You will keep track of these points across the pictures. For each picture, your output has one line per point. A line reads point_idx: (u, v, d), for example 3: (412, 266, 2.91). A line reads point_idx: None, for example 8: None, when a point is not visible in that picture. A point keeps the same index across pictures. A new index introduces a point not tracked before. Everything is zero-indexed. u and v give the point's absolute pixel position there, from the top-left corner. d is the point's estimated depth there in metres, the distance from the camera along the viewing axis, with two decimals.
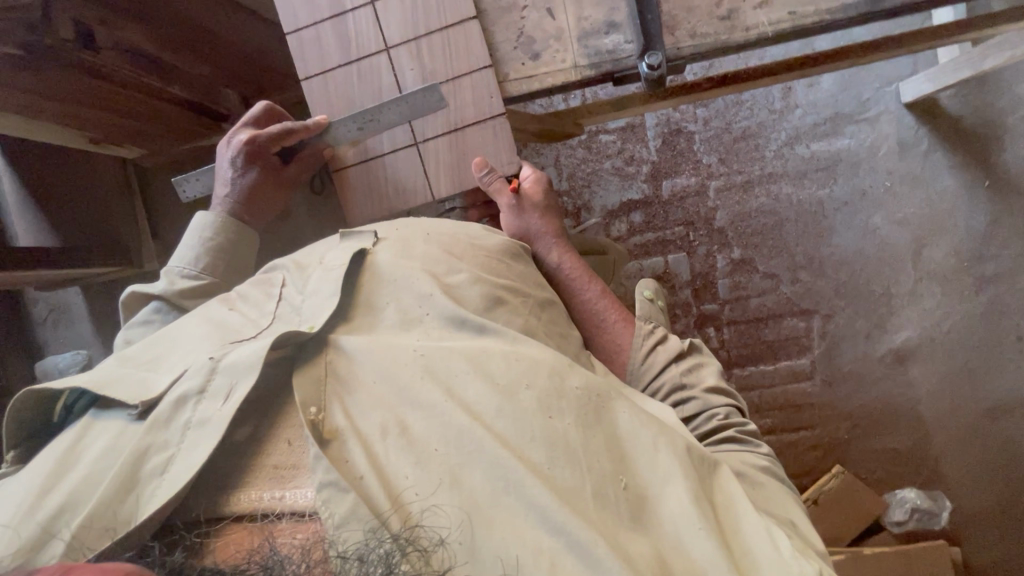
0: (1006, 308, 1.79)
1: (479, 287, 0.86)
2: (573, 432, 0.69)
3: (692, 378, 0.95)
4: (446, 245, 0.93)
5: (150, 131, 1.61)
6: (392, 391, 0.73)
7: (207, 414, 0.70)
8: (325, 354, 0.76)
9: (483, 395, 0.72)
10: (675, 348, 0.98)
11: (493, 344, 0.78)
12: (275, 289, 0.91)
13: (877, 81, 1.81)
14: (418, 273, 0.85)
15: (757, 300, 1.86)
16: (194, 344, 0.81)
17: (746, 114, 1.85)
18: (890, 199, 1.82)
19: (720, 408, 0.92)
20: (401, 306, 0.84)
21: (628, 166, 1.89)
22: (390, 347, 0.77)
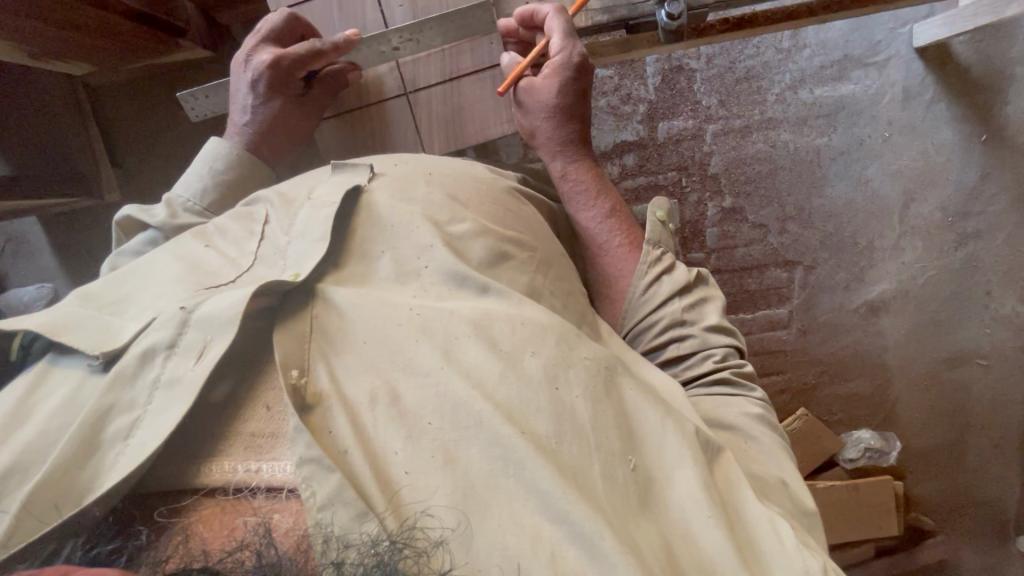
0: (981, 263, 1.83)
1: (478, 238, 0.79)
2: (580, 408, 0.66)
3: (693, 315, 0.87)
4: (449, 188, 0.85)
5: (102, 45, 1.42)
6: (383, 348, 0.68)
7: (177, 373, 0.65)
8: (309, 307, 0.71)
9: (484, 361, 0.67)
10: (683, 279, 0.89)
11: (494, 307, 0.73)
12: (257, 227, 0.83)
13: (892, 21, 1.71)
14: (419, 220, 0.79)
15: (744, 250, 1.85)
16: (164, 287, 0.74)
17: (751, 53, 1.75)
18: (887, 149, 1.78)
19: (718, 349, 0.85)
20: (396, 253, 0.77)
21: (624, 105, 1.79)
22: (387, 305, 0.71)
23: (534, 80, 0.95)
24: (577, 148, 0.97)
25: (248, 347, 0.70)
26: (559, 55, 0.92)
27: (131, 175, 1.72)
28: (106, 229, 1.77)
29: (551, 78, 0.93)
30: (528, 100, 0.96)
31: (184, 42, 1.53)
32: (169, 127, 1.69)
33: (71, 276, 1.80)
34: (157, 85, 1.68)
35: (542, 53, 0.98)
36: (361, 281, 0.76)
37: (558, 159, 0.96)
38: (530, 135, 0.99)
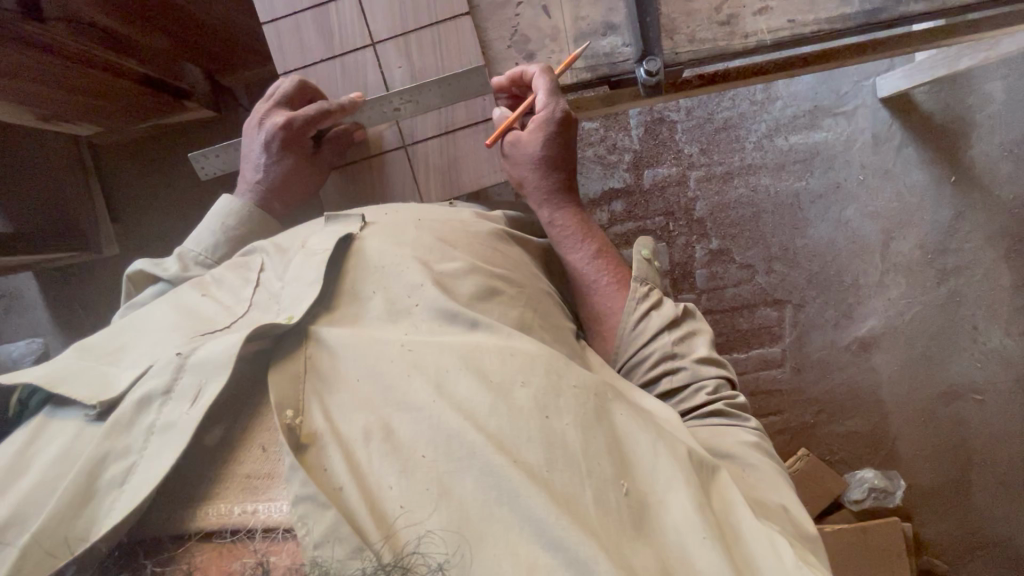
0: (964, 299, 1.88)
1: (465, 275, 0.80)
2: (570, 433, 0.65)
3: (683, 348, 0.88)
4: (439, 232, 0.86)
5: (109, 109, 1.48)
6: (377, 380, 0.68)
7: (172, 417, 0.64)
8: (302, 349, 0.71)
9: (476, 392, 0.67)
10: (669, 315, 0.90)
11: (485, 340, 0.73)
12: (252, 275, 0.85)
13: (856, 75, 1.84)
14: (409, 262, 0.80)
15: (733, 290, 1.90)
16: (160, 336, 0.74)
17: (727, 105, 1.86)
18: (863, 193, 1.87)
19: (711, 380, 0.86)
20: (388, 292, 0.78)
21: (610, 155, 1.88)
22: (378, 343, 0.72)
23: (521, 133, 1.00)
24: (565, 194, 1.01)
25: (242, 391, 0.70)
26: (542, 110, 0.96)
27: (130, 230, 1.76)
28: (102, 284, 1.78)
29: (536, 133, 0.98)
30: (516, 152, 1.01)
31: (190, 105, 1.59)
32: (171, 184, 1.75)
33: (65, 331, 1.79)
34: (160, 144, 1.75)
35: (528, 107, 1.03)
36: (354, 321, 0.76)
37: (546, 206, 1.00)
38: (521, 182, 1.04)
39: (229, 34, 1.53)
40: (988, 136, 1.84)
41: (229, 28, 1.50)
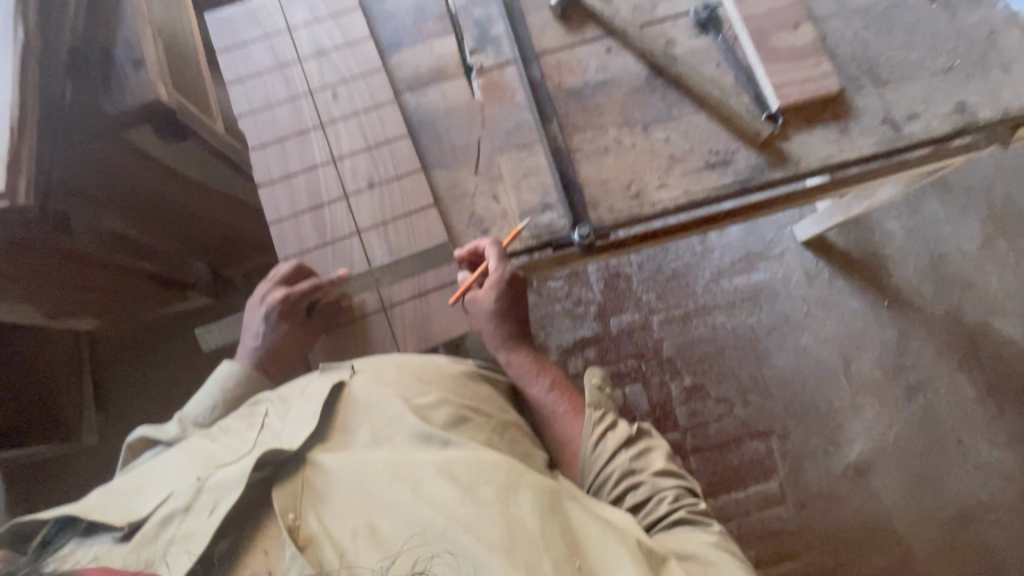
0: (939, 413, 1.94)
1: (447, 405, 0.77)
2: (529, 519, 0.66)
3: (641, 463, 0.80)
4: (416, 369, 0.80)
5: (108, 299, 1.60)
6: (367, 488, 0.68)
7: (190, 530, 0.66)
8: (299, 473, 0.70)
9: (440, 488, 0.67)
10: (623, 432, 0.82)
11: (455, 455, 0.71)
12: (258, 419, 0.77)
13: (775, 225, 2.14)
14: (390, 397, 0.76)
15: (716, 426, 1.94)
16: (178, 467, 0.73)
17: (672, 257, 2.12)
18: (811, 322, 2.04)
19: (669, 490, 0.77)
20: (374, 425, 0.75)
21: (577, 308, 2.06)
22: (362, 461, 0.71)
23: None
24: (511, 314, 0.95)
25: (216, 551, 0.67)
26: None
27: (120, 418, 1.80)
28: (81, 476, 1.75)
29: None
30: None
31: (191, 294, 1.75)
32: (167, 370, 1.84)
33: None
34: (157, 333, 1.88)
35: None
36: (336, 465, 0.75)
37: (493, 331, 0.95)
38: None
39: (235, 231, 1.71)
40: (905, 264, 2.08)
41: (236, 227, 1.69)
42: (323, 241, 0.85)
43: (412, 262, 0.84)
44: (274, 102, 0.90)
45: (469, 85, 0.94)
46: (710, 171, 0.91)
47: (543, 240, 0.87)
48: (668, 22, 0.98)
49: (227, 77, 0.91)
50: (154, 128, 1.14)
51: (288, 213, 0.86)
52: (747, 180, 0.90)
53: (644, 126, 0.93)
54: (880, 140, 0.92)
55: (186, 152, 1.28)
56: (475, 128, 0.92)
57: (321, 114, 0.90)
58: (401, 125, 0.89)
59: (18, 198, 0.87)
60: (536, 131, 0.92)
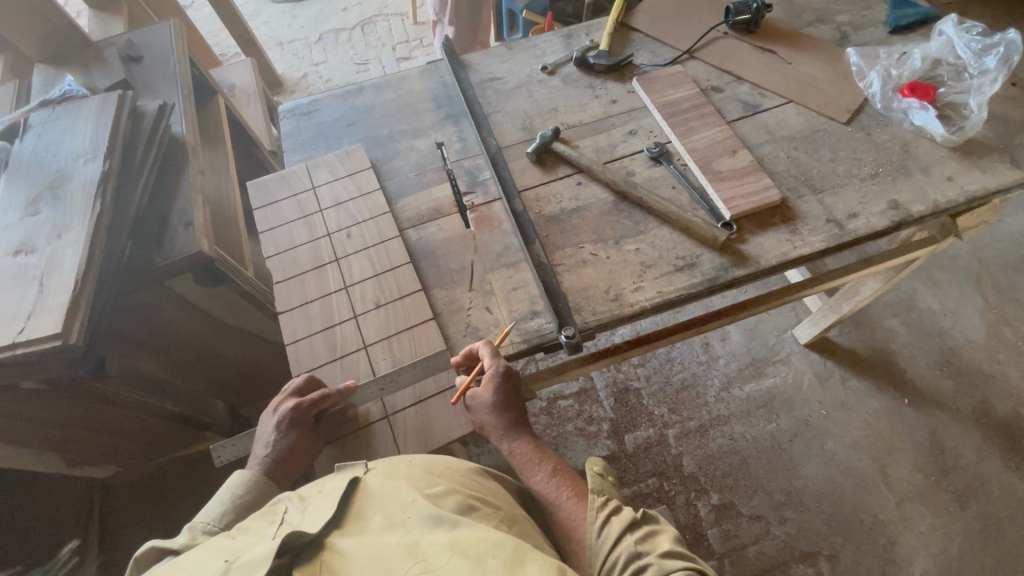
0: (1000, 520, 1.77)
1: (455, 495, 0.78)
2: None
3: (647, 546, 0.72)
4: (426, 466, 0.83)
5: (128, 445, 1.66)
6: (377, 566, 0.65)
7: None
8: (318, 559, 0.68)
9: (449, 562, 0.63)
10: (627, 514, 0.76)
11: (466, 533, 0.69)
12: (276, 515, 0.76)
13: (775, 330, 2.19)
14: (404, 487, 0.78)
15: (755, 549, 1.78)
16: (199, 558, 0.69)
17: (679, 368, 2.15)
18: (833, 425, 1.97)
19: (676, 568, 0.68)
20: (387, 513, 0.74)
21: (589, 426, 2.05)
22: (373, 544, 0.69)
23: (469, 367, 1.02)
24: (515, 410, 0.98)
25: None
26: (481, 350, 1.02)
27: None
28: None
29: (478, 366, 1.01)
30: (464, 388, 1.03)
31: (208, 433, 1.80)
32: (180, 519, 1.81)
33: None
34: (173, 480, 1.89)
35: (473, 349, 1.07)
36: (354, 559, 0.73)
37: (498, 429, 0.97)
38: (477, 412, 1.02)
39: (256, 368, 1.79)
40: (916, 359, 2.07)
41: (257, 365, 1.78)
42: (333, 357, 0.94)
43: (413, 370, 0.91)
44: (297, 244, 1.06)
45: (462, 219, 1.10)
46: (680, 274, 1.01)
47: (532, 343, 0.95)
48: (626, 158, 1.17)
49: (260, 227, 1.09)
50: (194, 275, 1.31)
51: (304, 334, 0.97)
52: (715, 278, 1.00)
53: (616, 240, 1.06)
54: (829, 236, 1.03)
55: (212, 293, 1.43)
56: (468, 253, 1.06)
57: (336, 250, 1.05)
58: (404, 253, 1.04)
59: (69, 337, 0.98)
60: (521, 251, 1.05)
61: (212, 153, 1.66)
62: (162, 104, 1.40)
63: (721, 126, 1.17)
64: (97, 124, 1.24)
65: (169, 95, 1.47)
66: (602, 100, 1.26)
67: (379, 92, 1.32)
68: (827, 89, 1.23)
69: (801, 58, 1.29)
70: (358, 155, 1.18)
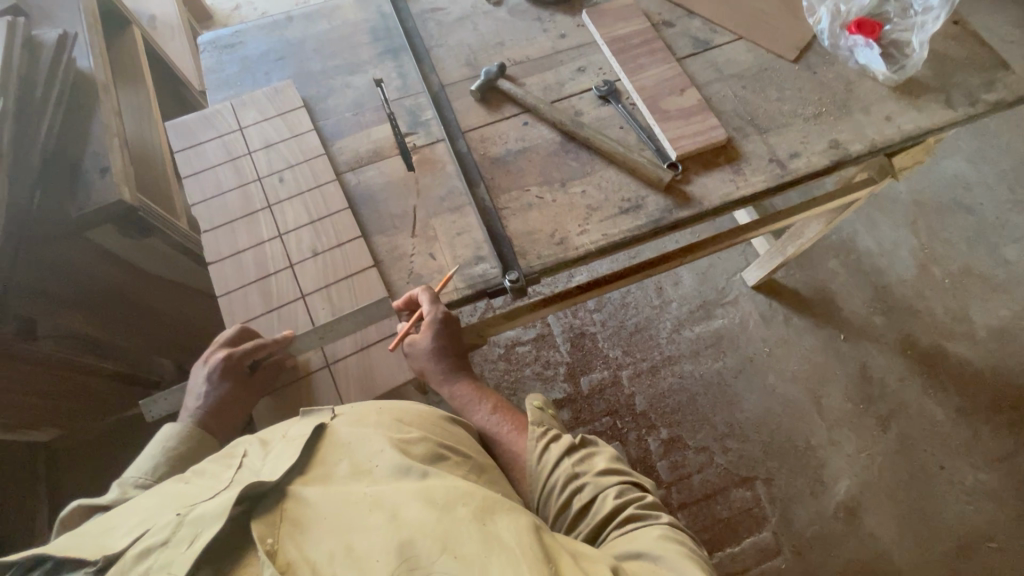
0: (915, 440, 1.95)
1: (426, 442, 0.78)
2: (507, 534, 0.63)
3: (585, 467, 0.75)
4: (396, 413, 0.83)
5: (72, 406, 1.56)
6: (346, 515, 0.66)
7: (170, 558, 0.61)
8: (281, 507, 0.67)
9: (418, 509, 0.65)
10: (565, 440, 0.78)
11: (435, 481, 0.70)
12: (236, 459, 0.76)
13: (725, 273, 2.26)
14: (373, 433, 0.77)
15: (700, 477, 1.91)
16: (154, 505, 0.69)
17: (633, 312, 2.20)
18: (775, 361, 2.09)
19: (613, 486, 0.73)
20: (355, 459, 0.74)
21: (546, 370, 2.10)
22: (342, 493, 0.69)
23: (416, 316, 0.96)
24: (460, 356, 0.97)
25: None
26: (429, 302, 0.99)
27: None
28: None
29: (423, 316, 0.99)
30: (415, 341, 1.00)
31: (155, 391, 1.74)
32: None
33: None
34: (122, 438, 1.84)
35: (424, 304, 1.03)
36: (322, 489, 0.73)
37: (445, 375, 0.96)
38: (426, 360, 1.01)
39: (199, 324, 1.71)
40: (852, 297, 2.19)
41: (200, 319, 1.70)
42: (268, 308, 0.90)
43: (354, 318, 0.88)
44: (225, 190, 0.99)
45: (403, 161, 1.05)
46: (625, 216, 1.01)
47: (477, 288, 0.94)
48: (574, 97, 1.13)
49: (183, 171, 1.01)
50: (118, 228, 1.23)
51: (237, 285, 0.92)
52: (659, 220, 1.00)
53: (563, 183, 1.04)
54: (771, 177, 1.05)
55: (141, 246, 1.34)
56: (411, 198, 1.02)
57: (268, 196, 0.99)
58: (342, 199, 0.99)
59: None
60: (465, 195, 1.02)
61: (132, 92, 1.52)
62: (62, 33, 1.24)
63: (671, 62, 1.14)
64: None
65: (71, 25, 1.31)
66: (551, 34, 1.20)
67: (310, 23, 1.22)
68: (778, 26, 1.21)
69: None
70: (289, 93, 1.09)
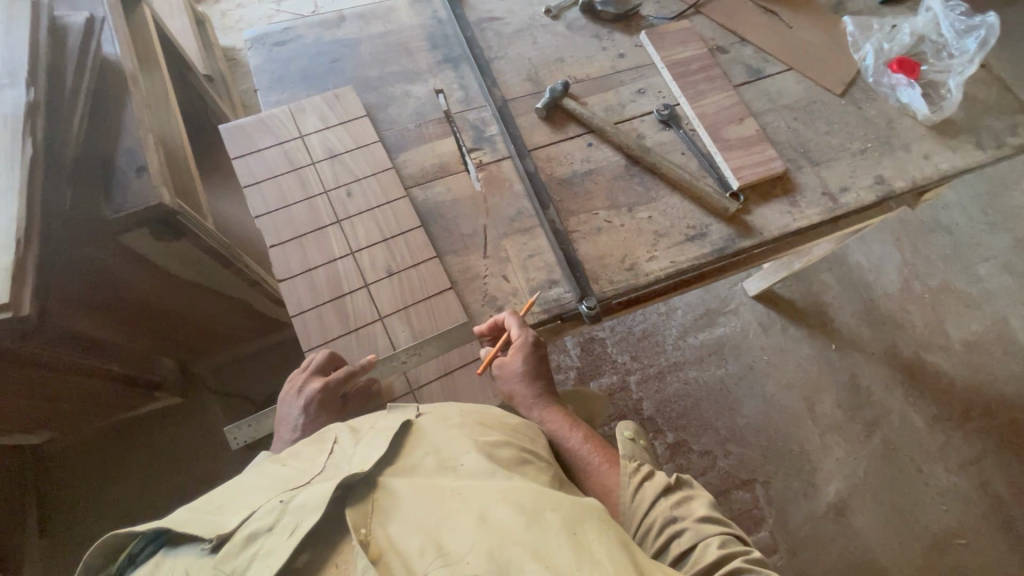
0: (898, 444, 2.04)
1: (510, 445, 0.76)
2: (595, 546, 0.61)
3: (682, 510, 0.77)
4: (476, 415, 0.81)
5: (75, 411, 1.48)
6: (436, 508, 0.64)
7: (273, 543, 0.60)
8: (372, 496, 0.66)
9: (509, 511, 0.63)
10: (660, 480, 0.81)
11: (524, 485, 0.68)
12: (326, 446, 0.74)
13: (727, 282, 2.34)
14: (459, 432, 0.76)
15: (703, 479, 1.99)
16: (257, 487, 0.69)
17: (641, 319, 2.26)
18: (772, 369, 2.18)
19: (714, 536, 0.74)
20: (441, 455, 0.72)
21: (558, 373, 2.13)
22: (430, 486, 0.68)
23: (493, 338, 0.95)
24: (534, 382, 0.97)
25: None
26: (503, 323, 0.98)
27: (72, 543, 1.61)
28: None
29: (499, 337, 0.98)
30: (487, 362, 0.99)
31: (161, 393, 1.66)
32: (133, 483, 1.70)
33: None
34: (120, 442, 1.75)
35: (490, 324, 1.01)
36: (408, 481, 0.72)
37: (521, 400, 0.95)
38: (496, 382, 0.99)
39: (210, 327, 1.63)
40: (845, 307, 2.29)
41: (213, 322, 1.62)
42: (347, 330, 0.88)
43: (437, 344, 0.88)
44: (290, 202, 0.96)
45: (469, 178, 1.04)
46: (690, 244, 1.03)
47: (553, 312, 0.94)
48: (635, 119, 1.14)
49: (244, 180, 0.96)
50: (150, 231, 1.16)
51: (312, 305, 0.89)
52: (723, 248, 1.03)
53: (629, 207, 1.05)
54: (823, 210, 1.09)
55: (172, 251, 1.27)
56: (481, 217, 1.01)
57: (336, 211, 0.96)
58: (414, 218, 0.97)
59: (21, 309, 0.84)
60: (535, 217, 1.02)
61: (148, 76, 1.42)
62: (89, 16, 1.15)
63: (729, 90, 1.16)
64: (10, 40, 1.00)
65: (92, 6, 1.22)
66: (610, 53, 1.20)
67: (365, 25, 1.17)
68: (825, 59, 1.25)
69: (801, 22, 1.29)
70: (349, 100, 1.05)
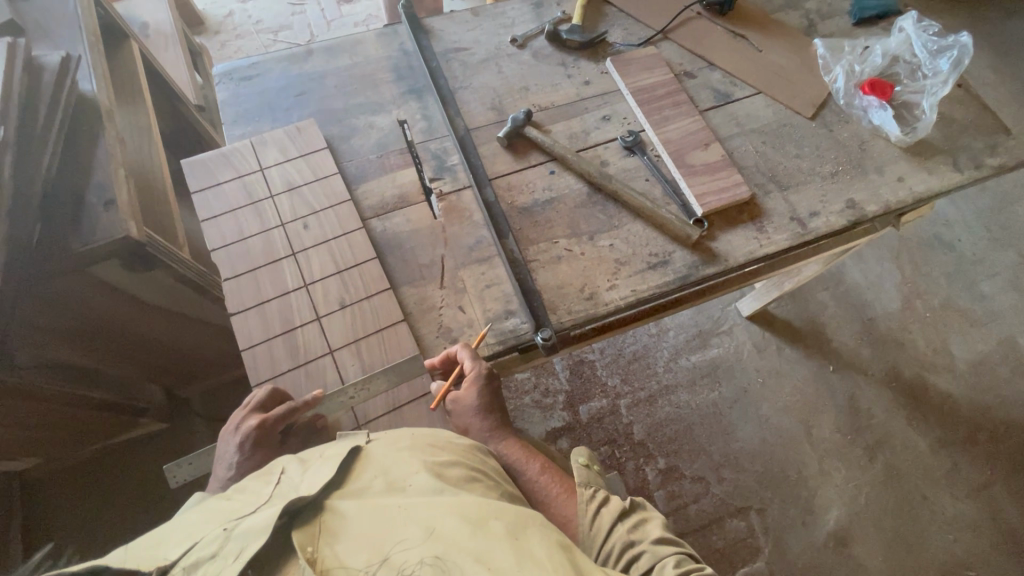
0: (901, 470, 1.97)
1: (460, 464, 0.73)
2: (545, 559, 0.59)
3: (637, 535, 0.74)
4: (429, 437, 0.78)
5: (58, 438, 1.49)
6: (382, 528, 0.61)
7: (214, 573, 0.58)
8: (318, 521, 0.63)
9: (457, 527, 0.61)
10: (616, 505, 0.78)
11: (475, 501, 0.66)
12: (274, 475, 0.72)
13: (720, 303, 2.30)
14: (411, 452, 0.73)
15: (696, 506, 1.93)
16: (200, 519, 0.66)
17: (631, 341, 2.22)
18: (767, 392, 2.12)
19: (670, 557, 0.71)
20: (390, 475, 0.69)
21: (546, 398, 2.10)
22: (376, 505, 0.65)
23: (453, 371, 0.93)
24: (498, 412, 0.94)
25: None
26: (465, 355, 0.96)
27: None
28: None
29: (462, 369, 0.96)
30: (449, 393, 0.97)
31: (144, 419, 1.66)
32: (115, 512, 1.70)
33: None
34: (105, 470, 1.75)
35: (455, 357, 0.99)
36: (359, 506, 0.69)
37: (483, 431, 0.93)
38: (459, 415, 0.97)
39: (192, 354, 1.64)
40: (842, 328, 2.23)
41: (195, 349, 1.63)
42: (295, 364, 0.88)
43: (387, 377, 0.87)
44: (247, 236, 0.96)
45: (429, 208, 1.04)
46: (653, 271, 1.01)
47: (508, 343, 0.93)
48: (600, 146, 1.14)
49: (200, 214, 0.97)
50: (122, 262, 1.18)
51: (262, 339, 0.89)
52: (687, 276, 1.01)
53: (590, 235, 1.04)
54: (793, 235, 1.06)
55: (147, 279, 1.29)
56: (439, 247, 1.00)
57: (292, 243, 0.96)
58: (369, 248, 0.97)
59: None
60: (494, 246, 1.01)
61: (129, 110, 1.46)
62: (66, 56, 1.19)
63: (695, 115, 1.15)
64: None
65: (72, 45, 1.25)
66: (575, 80, 1.21)
67: (331, 58, 1.19)
68: (795, 82, 1.23)
69: (770, 45, 1.28)
70: (311, 132, 1.06)
